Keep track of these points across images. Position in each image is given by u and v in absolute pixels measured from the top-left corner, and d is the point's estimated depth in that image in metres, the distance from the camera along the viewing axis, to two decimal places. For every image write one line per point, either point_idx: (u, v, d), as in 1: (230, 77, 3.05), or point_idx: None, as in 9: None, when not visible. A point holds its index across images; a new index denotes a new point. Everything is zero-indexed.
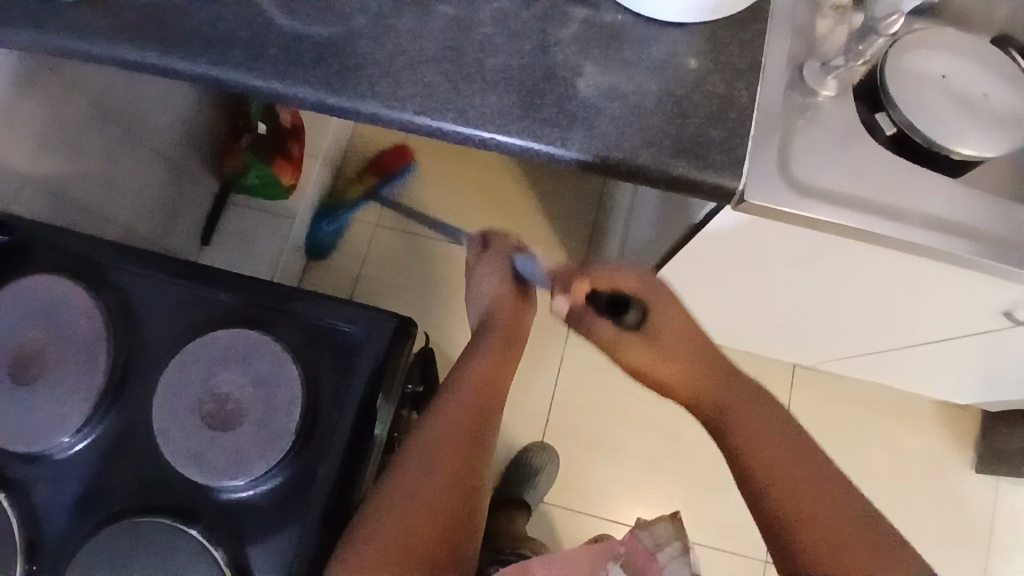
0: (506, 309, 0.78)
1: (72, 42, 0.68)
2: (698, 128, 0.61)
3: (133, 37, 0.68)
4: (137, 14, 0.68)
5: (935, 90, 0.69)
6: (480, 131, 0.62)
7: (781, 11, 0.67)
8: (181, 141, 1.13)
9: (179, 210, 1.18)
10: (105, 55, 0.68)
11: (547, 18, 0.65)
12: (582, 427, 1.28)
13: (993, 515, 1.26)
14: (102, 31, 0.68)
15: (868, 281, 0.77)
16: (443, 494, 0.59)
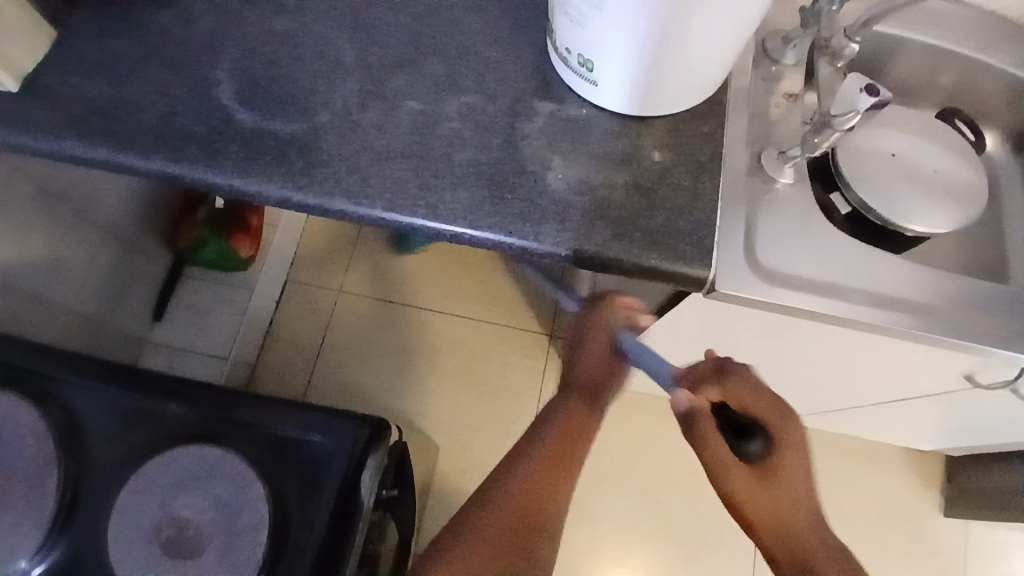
0: (593, 374, 0.75)
1: (9, 134, 0.64)
2: (666, 220, 0.62)
3: (76, 131, 0.64)
4: (81, 105, 0.65)
5: (885, 170, 0.73)
6: (452, 227, 0.62)
7: (739, 99, 0.69)
8: (129, 219, 1.08)
9: (125, 292, 1.12)
10: (45, 149, 0.64)
11: (513, 110, 0.66)
12: None
13: (966, 559, 1.27)
14: (41, 124, 0.64)
15: (835, 355, 0.78)
16: (506, 548, 0.68)
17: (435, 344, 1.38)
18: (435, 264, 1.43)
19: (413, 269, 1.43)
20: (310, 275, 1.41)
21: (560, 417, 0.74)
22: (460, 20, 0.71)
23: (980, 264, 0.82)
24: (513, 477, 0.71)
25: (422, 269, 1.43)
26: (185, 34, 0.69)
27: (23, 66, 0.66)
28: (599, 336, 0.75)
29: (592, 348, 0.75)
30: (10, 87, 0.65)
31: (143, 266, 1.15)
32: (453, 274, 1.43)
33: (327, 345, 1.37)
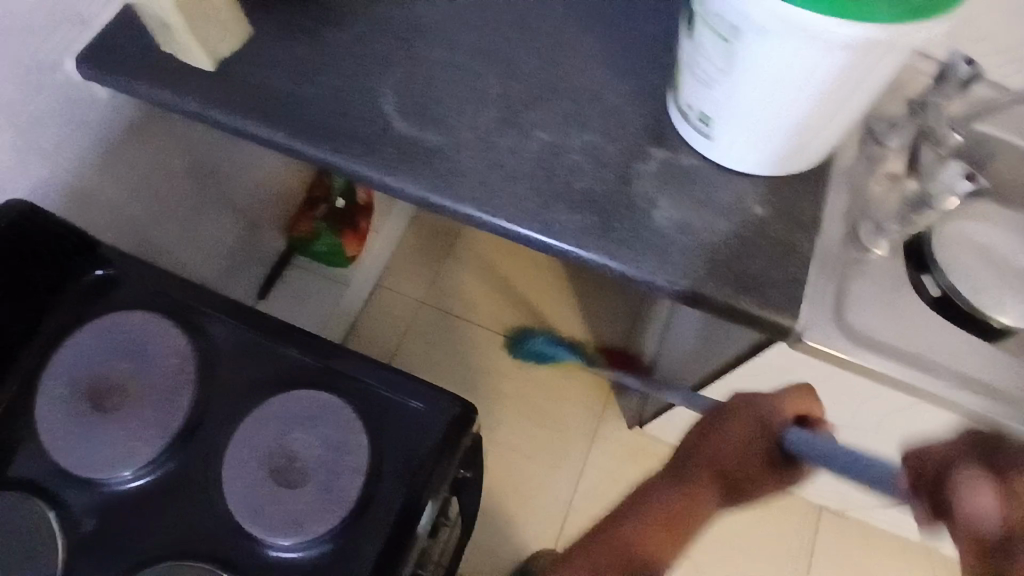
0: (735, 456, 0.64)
1: (210, 108, 0.77)
2: (759, 269, 0.67)
3: (262, 114, 0.77)
4: (269, 94, 0.78)
5: (972, 259, 0.77)
6: (561, 243, 0.69)
7: (842, 171, 0.74)
8: (258, 202, 1.21)
9: (241, 266, 1.25)
10: (235, 125, 0.77)
11: (630, 152, 0.74)
12: None
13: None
14: (234, 105, 0.77)
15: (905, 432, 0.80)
16: None
17: (500, 361, 1.45)
18: (510, 283, 1.52)
19: (491, 286, 1.52)
20: (397, 278, 1.53)
21: (669, 493, 0.65)
22: (593, 70, 0.80)
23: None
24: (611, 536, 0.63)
25: (498, 285, 1.52)
26: (363, 50, 0.82)
27: (221, 51, 0.80)
28: (757, 417, 0.65)
29: (739, 433, 0.65)
30: (208, 68, 0.79)
31: (261, 246, 1.28)
32: (526, 297, 1.51)
33: (401, 349, 1.46)
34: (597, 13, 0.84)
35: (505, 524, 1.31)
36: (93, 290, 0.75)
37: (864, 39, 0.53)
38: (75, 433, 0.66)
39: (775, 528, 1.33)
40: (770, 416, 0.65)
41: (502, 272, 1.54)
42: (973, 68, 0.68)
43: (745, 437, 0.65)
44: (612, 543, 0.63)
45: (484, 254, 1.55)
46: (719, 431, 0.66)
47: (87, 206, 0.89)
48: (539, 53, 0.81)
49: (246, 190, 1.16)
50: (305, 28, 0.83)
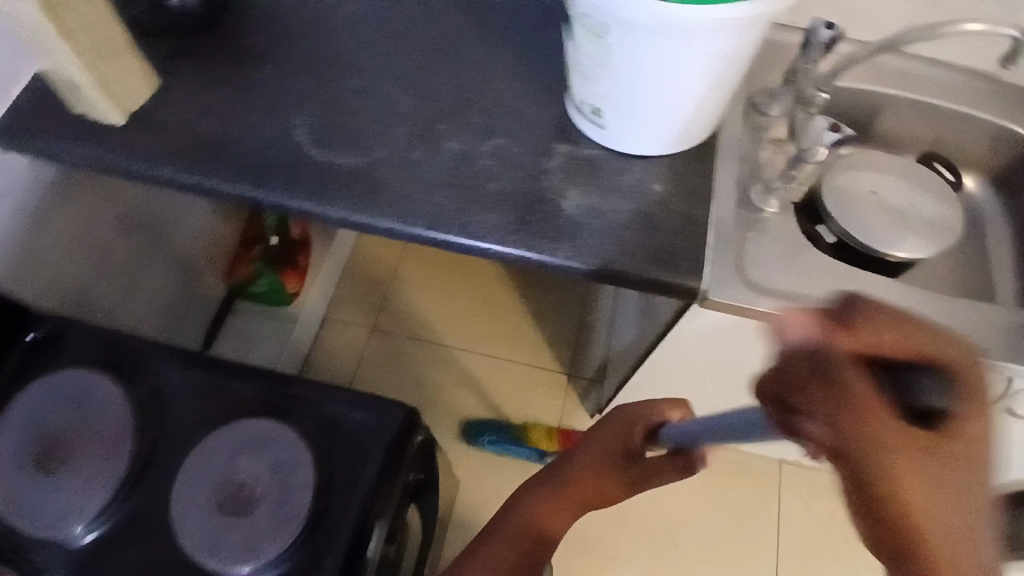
0: (602, 455, 0.75)
1: (124, 160, 0.78)
2: (665, 242, 0.72)
3: (176, 160, 0.79)
4: (181, 140, 0.80)
5: (866, 204, 0.82)
6: (480, 242, 0.73)
7: (729, 141, 0.80)
8: (195, 251, 1.22)
9: (184, 316, 1.25)
10: (150, 174, 0.78)
11: (536, 149, 0.79)
12: (589, 535, 1.31)
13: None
14: (148, 154, 0.79)
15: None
16: None
17: (454, 375, 1.47)
18: (453, 295, 1.56)
19: (436, 301, 1.55)
20: (344, 308, 1.54)
21: (569, 473, 0.76)
22: (495, 79, 0.85)
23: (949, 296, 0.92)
24: (514, 520, 0.75)
25: (442, 298, 1.55)
26: (271, 86, 0.84)
27: (130, 106, 0.81)
28: (624, 419, 0.75)
29: (608, 437, 0.75)
30: (119, 123, 0.81)
31: (202, 294, 1.29)
32: (472, 306, 1.54)
33: (358, 377, 1.46)
34: (493, 28, 0.89)
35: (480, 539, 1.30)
36: (22, 355, 0.74)
37: (720, 17, 0.58)
38: (17, 498, 0.65)
39: (747, 492, 1.36)
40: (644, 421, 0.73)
41: (443, 283, 1.57)
42: (833, 31, 0.73)
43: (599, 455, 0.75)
44: (516, 526, 0.75)
45: (425, 268, 1.58)
46: (587, 450, 0.77)
47: (15, 276, 0.87)
48: (443, 70, 0.86)
49: (181, 240, 1.17)
50: (213, 73, 0.85)
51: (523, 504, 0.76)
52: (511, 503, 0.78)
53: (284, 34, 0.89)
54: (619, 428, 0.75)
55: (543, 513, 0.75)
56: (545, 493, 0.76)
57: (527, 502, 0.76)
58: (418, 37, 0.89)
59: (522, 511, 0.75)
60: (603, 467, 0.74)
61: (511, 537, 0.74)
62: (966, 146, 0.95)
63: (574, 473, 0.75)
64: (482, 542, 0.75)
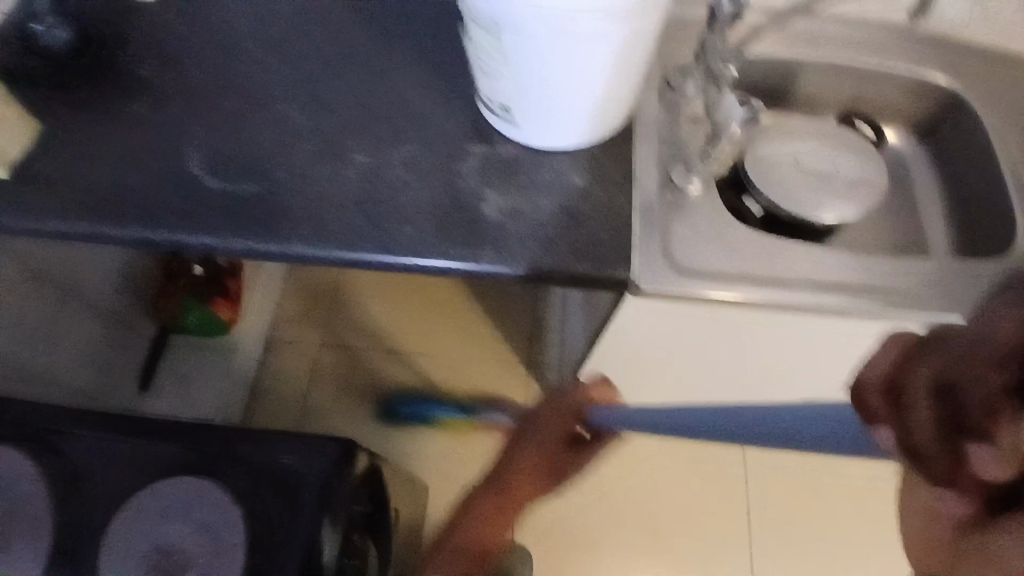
0: (559, 434, 0.95)
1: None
2: (591, 236, 0.70)
3: (57, 207, 0.71)
4: (61, 185, 0.73)
5: (787, 172, 0.82)
6: (400, 259, 0.69)
7: (646, 125, 0.79)
8: (117, 292, 1.12)
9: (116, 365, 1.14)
10: (28, 224, 0.70)
11: (451, 153, 0.75)
12: (569, 523, 1.33)
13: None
14: (23, 203, 0.71)
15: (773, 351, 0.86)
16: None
17: (410, 383, 1.42)
18: (401, 300, 1.50)
19: (384, 309, 1.50)
20: (290, 328, 1.48)
21: (526, 462, 0.91)
22: (400, 83, 0.80)
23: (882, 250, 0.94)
24: (466, 532, 0.84)
25: (391, 304, 1.50)
26: (159, 116, 0.78)
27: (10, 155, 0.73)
28: (576, 401, 0.98)
29: (565, 414, 0.96)
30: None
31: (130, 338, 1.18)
32: (423, 310, 1.50)
33: (312, 394, 1.41)
34: (393, 29, 0.85)
35: None
36: None
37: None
38: None
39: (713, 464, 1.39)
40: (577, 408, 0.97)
41: (391, 289, 1.52)
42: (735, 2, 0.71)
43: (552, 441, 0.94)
44: (469, 536, 0.84)
45: (371, 277, 1.53)
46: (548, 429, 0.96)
47: None
48: (344, 79, 0.81)
49: (98, 282, 1.06)
50: (91, 108, 0.78)
51: (482, 500, 0.87)
52: (461, 515, 0.87)
53: (169, 58, 0.82)
54: (573, 408, 0.97)
55: (489, 527, 0.85)
56: (489, 499, 0.87)
57: (477, 510, 0.86)
58: (315, 47, 0.84)
59: (472, 522, 0.85)
60: (560, 444, 0.94)
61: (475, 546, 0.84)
62: (882, 99, 0.96)
63: (536, 455, 0.92)
64: (440, 549, 0.84)
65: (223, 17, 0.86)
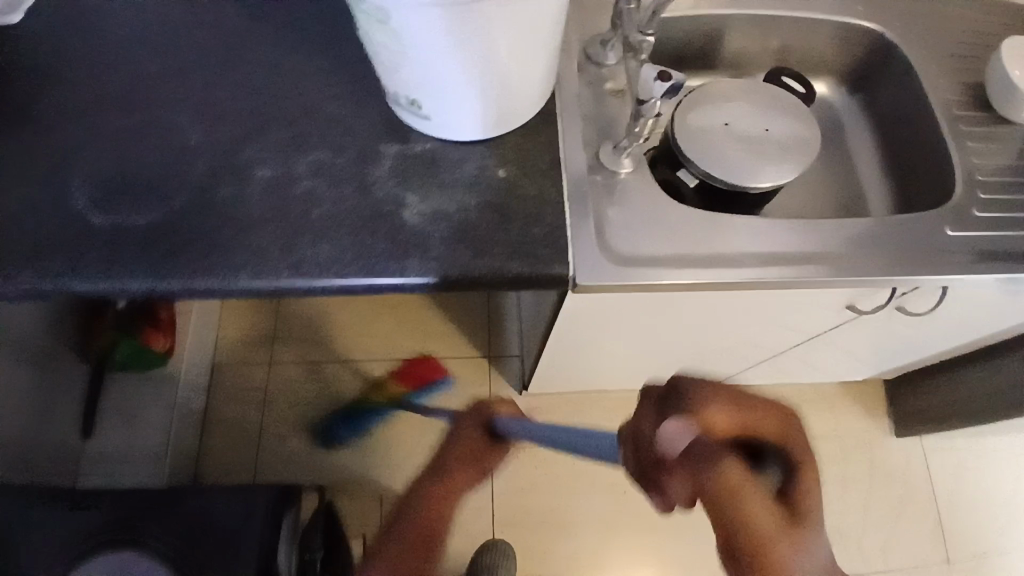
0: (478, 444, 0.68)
1: None
2: (522, 232, 0.65)
3: None
4: None
5: (720, 137, 0.79)
6: (319, 280, 0.63)
7: (570, 104, 0.74)
8: (43, 332, 1.00)
9: (53, 414, 1.03)
10: None
11: (362, 154, 0.69)
12: (535, 503, 1.28)
13: (926, 474, 1.34)
14: None
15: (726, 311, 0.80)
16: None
17: (368, 388, 1.37)
18: (351, 302, 1.44)
19: (333, 313, 1.43)
20: (232, 347, 1.40)
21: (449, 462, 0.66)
22: (299, 83, 0.73)
23: (822, 208, 0.92)
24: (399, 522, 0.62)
25: (340, 308, 1.44)
26: (26, 147, 0.69)
27: None
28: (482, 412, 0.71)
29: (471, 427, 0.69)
30: None
31: (65, 380, 1.06)
32: (374, 309, 1.44)
33: (267, 422, 1.34)
34: (286, 25, 0.77)
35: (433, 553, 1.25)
36: None
37: None
38: None
39: None
40: (484, 408, 0.71)
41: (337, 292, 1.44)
42: None
43: (470, 453, 0.67)
44: (404, 534, 0.60)
45: None
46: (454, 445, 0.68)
47: None
48: (236, 85, 0.73)
49: (21, 323, 0.95)
50: None
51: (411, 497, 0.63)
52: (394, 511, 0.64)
53: (33, 79, 0.73)
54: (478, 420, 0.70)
55: (434, 513, 0.62)
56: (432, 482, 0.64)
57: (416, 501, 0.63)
58: (201, 52, 0.75)
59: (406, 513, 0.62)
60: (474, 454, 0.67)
61: (405, 538, 0.60)
62: (811, 51, 0.93)
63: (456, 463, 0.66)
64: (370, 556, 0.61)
65: (92, 27, 0.76)
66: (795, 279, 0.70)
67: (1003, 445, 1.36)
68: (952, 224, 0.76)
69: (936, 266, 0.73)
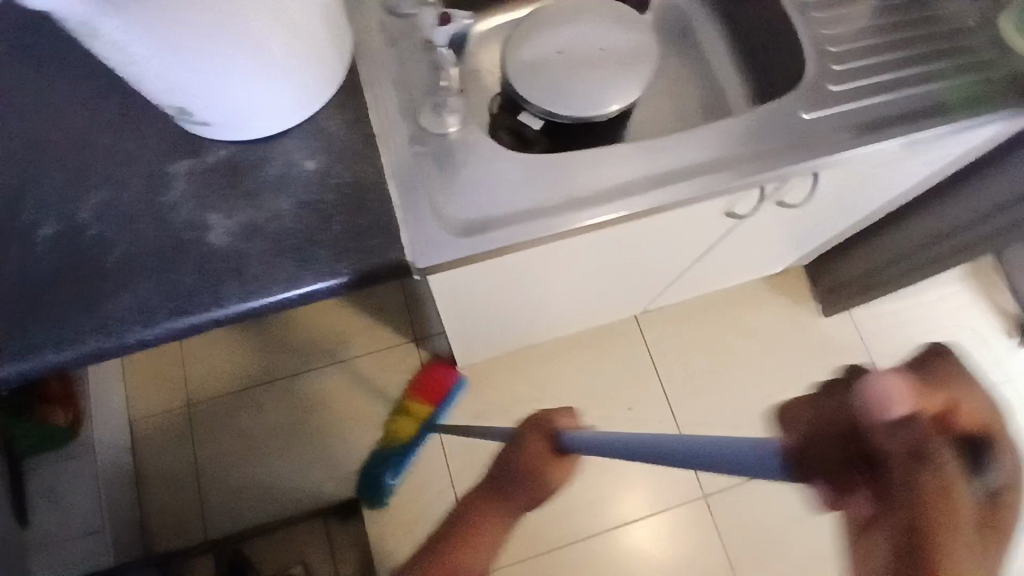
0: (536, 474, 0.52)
1: None
2: (347, 226, 0.58)
3: None
4: None
5: (554, 66, 0.72)
6: (130, 334, 0.56)
7: (379, 73, 0.66)
8: None
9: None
10: None
11: (154, 183, 0.61)
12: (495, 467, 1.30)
13: (860, 344, 1.40)
14: None
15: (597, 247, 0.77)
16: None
17: (300, 405, 1.32)
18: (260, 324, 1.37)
19: (244, 339, 1.36)
20: (145, 399, 1.32)
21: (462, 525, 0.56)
22: (64, 118, 0.64)
23: (685, 114, 0.87)
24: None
25: (249, 332, 1.36)
26: None
27: None
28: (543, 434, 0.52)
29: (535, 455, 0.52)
30: None
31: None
32: (288, 324, 1.37)
33: (203, 462, 1.28)
34: (30, 50, 0.66)
35: (404, 542, 1.23)
36: None
37: None
38: None
39: (616, 357, 1.38)
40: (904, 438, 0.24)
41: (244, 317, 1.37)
42: None
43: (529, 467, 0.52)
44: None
45: None
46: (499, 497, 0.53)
47: None
48: None
49: None
50: None
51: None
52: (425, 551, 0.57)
53: None
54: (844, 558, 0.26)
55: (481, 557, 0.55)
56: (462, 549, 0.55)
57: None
58: None
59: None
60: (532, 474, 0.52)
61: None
62: None
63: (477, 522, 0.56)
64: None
65: None
66: (644, 206, 0.67)
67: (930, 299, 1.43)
68: (806, 106, 0.72)
69: (797, 154, 0.70)
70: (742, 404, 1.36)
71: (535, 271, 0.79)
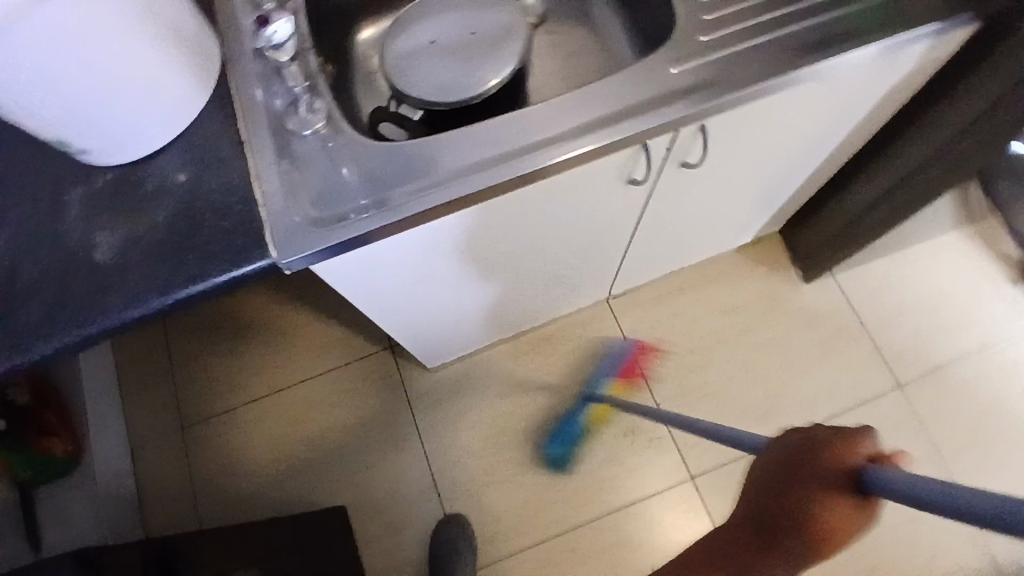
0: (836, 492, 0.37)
1: None
2: (216, 230, 0.63)
3: None
4: None
5: (425, 56, 0.74)
6: (28, 348, 0.60)
7: (245, 83, 0.70)
8: None
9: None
10: None
11: (50, 208, 0.66)
12: (477, 462, 1.31)
13: (847, 307, 1.34)
14: None
15: (491, 225, 0.77)
16: None
17: (283, 419, 1.37)
18: (242, 345, 1.43)
19: (227, 361, 1.42)
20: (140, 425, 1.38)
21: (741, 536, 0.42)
22: None
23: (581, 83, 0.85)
24: None
25: (233, 354, 1.42)
26: None
27: None
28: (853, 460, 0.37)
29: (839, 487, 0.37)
30: None
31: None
32: (269, 343, 1.43)
33: (197, 480, 1.34)
34: None
35: (393, 537, 1.28)
36: None
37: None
38: None
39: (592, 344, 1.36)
40: None
41: (227, 340, 1.43)
42: None
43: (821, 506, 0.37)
44: None
45: (202, 334, 1.44)
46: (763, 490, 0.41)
47: None
48: None
49: None
50: None
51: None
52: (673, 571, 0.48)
53: None
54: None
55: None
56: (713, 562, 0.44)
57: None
58: None
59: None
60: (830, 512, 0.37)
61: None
62: None
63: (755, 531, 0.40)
64: None
65: None
66: (500, 179, 0.66)
67: (920, 254, 1.36)
68: (675, 60, 0.71)
69: (673, 105, 0.69)
70: (725, 381, 1.32)
71: (435, 258, 0.79)
